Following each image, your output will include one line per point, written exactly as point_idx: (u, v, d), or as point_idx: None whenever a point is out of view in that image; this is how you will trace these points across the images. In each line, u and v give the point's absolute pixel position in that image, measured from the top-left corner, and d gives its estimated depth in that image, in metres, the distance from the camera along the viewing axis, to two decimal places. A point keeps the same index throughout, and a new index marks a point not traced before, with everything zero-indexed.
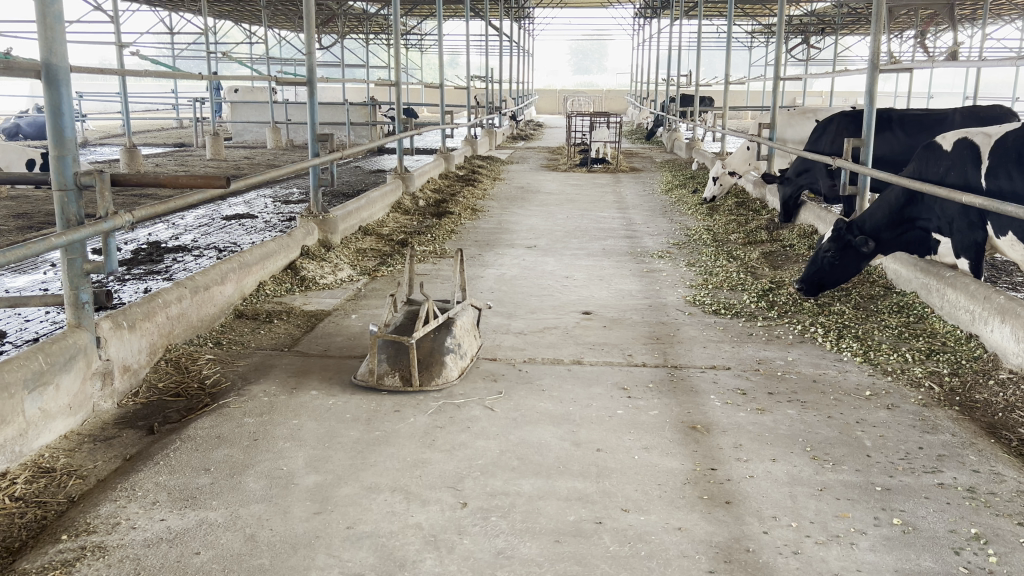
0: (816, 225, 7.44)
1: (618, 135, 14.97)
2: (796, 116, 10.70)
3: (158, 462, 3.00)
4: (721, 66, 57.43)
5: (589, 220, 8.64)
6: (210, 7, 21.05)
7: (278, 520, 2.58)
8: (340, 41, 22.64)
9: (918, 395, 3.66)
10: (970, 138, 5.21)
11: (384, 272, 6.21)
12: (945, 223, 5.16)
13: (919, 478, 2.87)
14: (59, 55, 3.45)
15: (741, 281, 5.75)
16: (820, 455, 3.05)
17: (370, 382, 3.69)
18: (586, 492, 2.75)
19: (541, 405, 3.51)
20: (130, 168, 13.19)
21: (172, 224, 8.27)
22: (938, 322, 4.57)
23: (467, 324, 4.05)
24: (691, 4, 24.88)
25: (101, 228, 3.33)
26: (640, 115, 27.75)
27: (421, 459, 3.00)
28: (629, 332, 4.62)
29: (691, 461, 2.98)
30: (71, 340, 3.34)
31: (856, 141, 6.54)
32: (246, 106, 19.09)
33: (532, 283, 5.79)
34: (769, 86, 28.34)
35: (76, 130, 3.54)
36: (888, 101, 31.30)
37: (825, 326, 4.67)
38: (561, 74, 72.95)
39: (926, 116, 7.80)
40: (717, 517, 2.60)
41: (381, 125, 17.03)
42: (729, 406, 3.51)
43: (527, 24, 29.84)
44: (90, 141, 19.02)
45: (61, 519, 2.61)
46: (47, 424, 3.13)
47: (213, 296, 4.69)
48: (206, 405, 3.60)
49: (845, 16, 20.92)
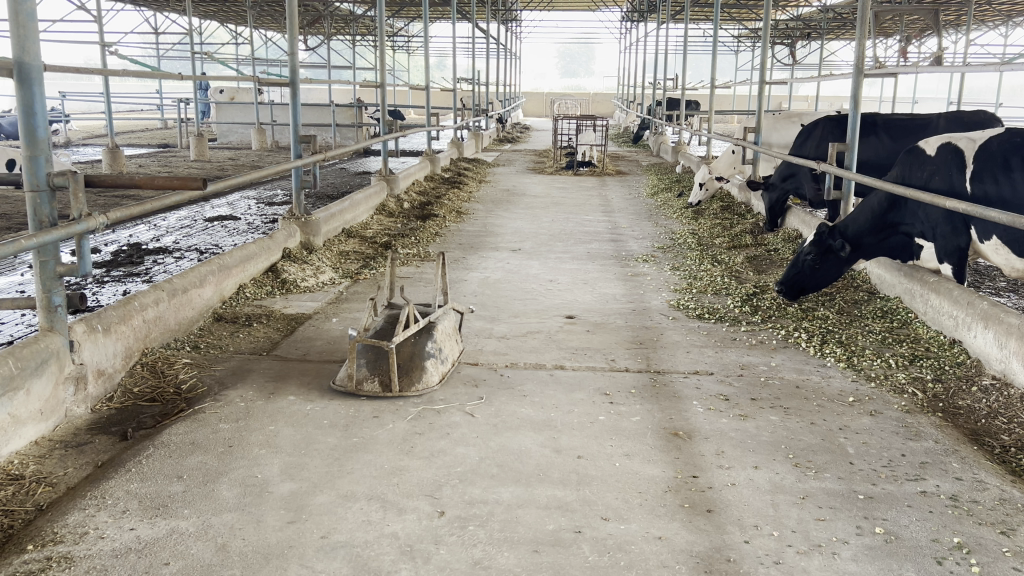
0: (801, 230, 7.43)
1: (604, 139, 14.95)
2: (782, 120, 10.73)
3: (129, 470, 2.94)
4: (705, 71, 57.74)
5: (575, 223, 8.63)
6: (196, 7, 20.92)
7: (250, 530, 2.52)
8: (327, 42, 22.57)
9: (901, 401, 3.64)
10: (954, 143, 5.18)
11: (366, 275, 6.16)
12: (927, 228, 5.15)
13: (902, 486, 2.84)
14: (31, 54, 3.38)
15: (725, 285, 5.73)
16: (802, 462, 3.02)
17: (349, 387, 3.63)
18: (566, 500, 2.71)
19: (522, 411, 3.47)
20: (112, 168, 13.07)
21: (153, 225, 8.18)
22: (922, 328, 4.56)
23: (449, 328, 4.01)
24: (678, 8, 24.92)
25: (74, 230, 3.26)
26: (626, 119, 27.79)
27: (399, 466, 2.95)
28: (613, 337, 4.58)
29: (672, 469, 2.95)
30: (43, 343, 3.28)
31: (841, 145, 6.51)
32: (231, 107, 18.99)
33: (516, 287, 5.75)
34: (755, 90, 28.44)
35: (49, 129, 3.47)
36: (874, 106, 31.46)
37: (809, 331, 4.64)
38: (549, 78, 73.02)
39: (910, 121, 7.82)
40: (697, 526, 2.57)
41: (367, 127, 16.99)
42: (712, 413, 3.48)
43: (515, 27, 29.86)
44: (73, 142, 18.83)
45: (28, 528, 2.55)
46: (16, 430, 3.07)
47: (191, 300, 4.62)
48: (181, 411, 3.54)
49: (830, 20, 21.00)
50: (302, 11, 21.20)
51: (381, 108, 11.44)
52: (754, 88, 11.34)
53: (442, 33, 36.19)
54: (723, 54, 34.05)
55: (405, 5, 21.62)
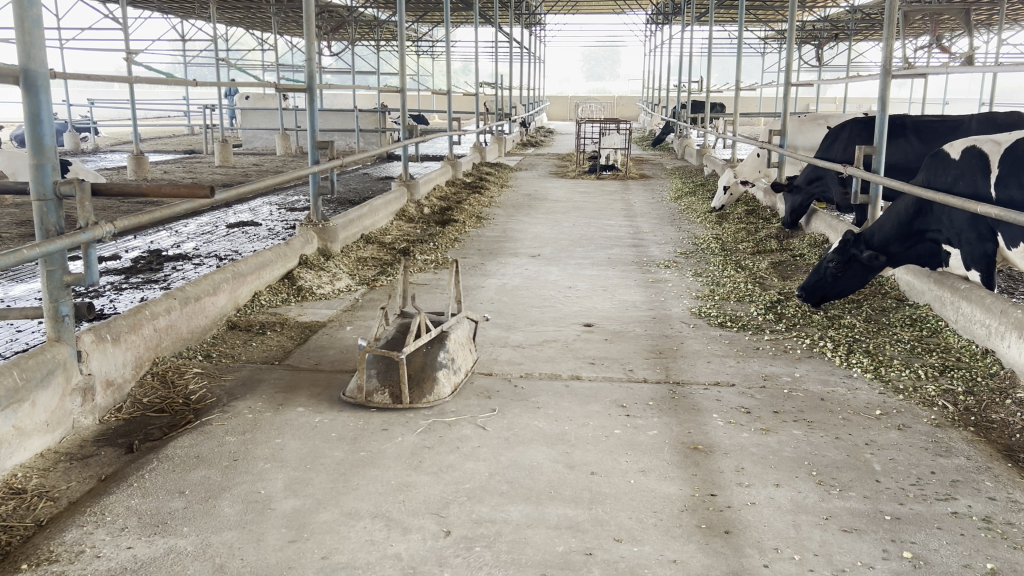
0: (828, 236, 7.25)
1: (627, 142, 14.81)
2: (807, 123, 10.54)
3: (132, 484, 2.88)
4: (731, 72, 57.44)
5: (596, 228, 8.50)
6: (221, 14, 21.01)
7: (250, 550, 2.44)
8: (351, 48, 22.61)
9: (931, 415, 3.49)
10: (979, 147, 5.02)
11: (383, 282, 6.08)
12: (953, 234, 4.99)
13: (932, 506, 2.70)
14: (37, 61, 3.30)
15: (749, 291, 5.59)
16: (826, 480, 2.90)
17: (359, 399, 3.56)
18: (577, 520, 2.60)
19: (534, 424, 3.37)
20: (137, 173, 13.05)
21: (175, 231, 8.17)
22: (952, 336, 4.41)
23: (462, 338, 3.91)
24: (703, 9, 24.67)
25: (78, 240, 3.18)
26: (651, 121, 27.62)
27: (406, 482, 2.86)
28: (631, 346, 4.48)
29: (690, 486, 2.84)
30: (49, 354, 3.23)
31: (869, 147, 6.30)
32: (255, 113, 19.02)
33: (535, 293, 5.65)
34: (782, 92, 28.18)
35: (56, 137, 3.39)
36: (902, 107, 30.97)
37: (835, 340, 4.50)
38: (574, 81, 72.78)
39: (941, 122, 7.60)
40: (714, 549, 2.45)
41: (389, 132, 16.95)
42: (732, 426, 3.35)
43: (538, 31, 29.75)
44: (100, 148, 18.91)
45: (25, 545, 2.49)
46: (21, 442, 3.01)
47: (204, 308, 4.57)
48: (188, 423, 3.47)
49: (859, 21, 20.71)
50: (326, 17, 21.22)
51: (404, 111, 11.35)
52: (780, 89, 11.14)
53: (465, 38, 36.17)
54: (748, 57, 33.70)
55: (429, 10, 21.59)
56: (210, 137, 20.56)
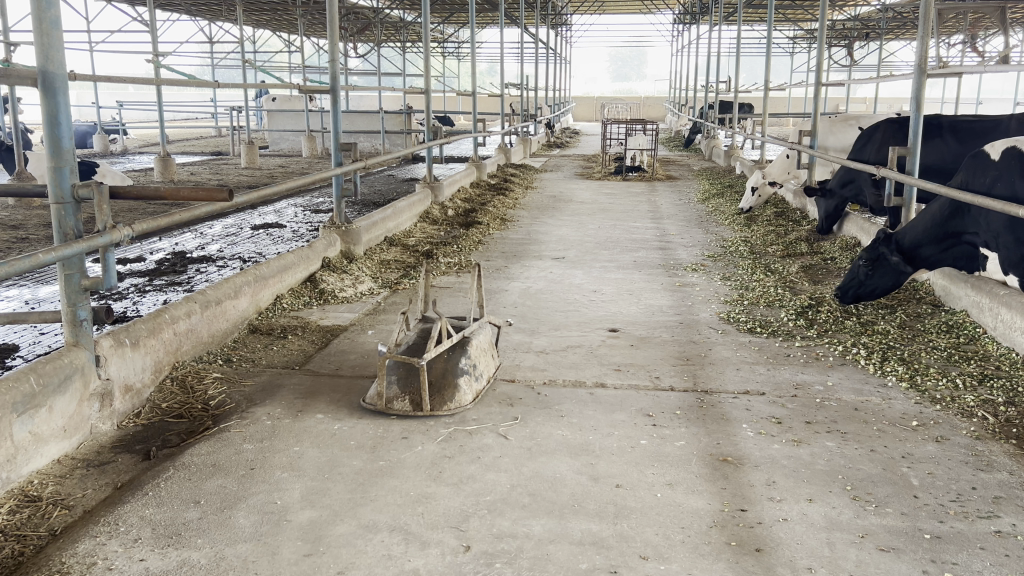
0: (861, 239, 7.10)
1: (654, 143, 14.63)
2: (839, 123, 10.33)
3: (147, 493, 2.82)
4: (757, 72, 57.03)
5: (622, 230, 8.39)
6: (248, 16, 21.10)
7: (264, 563, 2.38)
8: (377, 50, 22.62)
9: (970, 426, 3.36)
10: (1019, 147, 4.87)
11: (405, 285, 6.03)
12: (990, 236, 4.79)
13: (974, 525, 2.58)
14: (55, 62, 3.24)
15: (779, 296, 5.47)
16: (861, 495, 2.78)
17: (378, 406, 3.48)
18: (601, 536, 2.51)
19: (558, 434, 3.28)
20: (163, 176, 13.11)
21: (200, 232, 8.20)
22: (991, 344, 4.27)
23: (483, 344, 3.83)
24: (732, 9, 24.40)
25: (96, 244, 3.12)
26: (678, 122, 27.45)
27: (426, 493, 2.79)
28: (658, 352, 4.37)
29: (719, 501, 2.73)
30: (66, 360, 3.17)
31: (902, 149, 6.10)
32: (282, 115, 19.10)
33: (559, 298, 5.55)
34: (811, 92, 27.78)
35: (74, 139, 3.33)
36: (934, 106, 30.40)
37: (869, 347, 4.37)
38: (600, 81, 72.34)
39: (978, 122, 7.38)
40: (745, 567, 2.35)
41: (415, 133, 16.91)
42: (762, 437, 3.24)
43: (564, 32, 29.63)
44: (128, 151, 19.06)
45: (38, 556, 2.44)
46: (38, 449, 2.97)
47: (225, 311, 4.52)
48: (207, 429, 3.42)
49: (890, 20, 20.41)
50: (352, 18, 21.21)
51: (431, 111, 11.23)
52: (811, 89, 10.96)
53: (491, 38, 36.12)
54: (776, 56, 33.35)
55: (455, 11, 21.53)
56: (237, 141, 20.70)
